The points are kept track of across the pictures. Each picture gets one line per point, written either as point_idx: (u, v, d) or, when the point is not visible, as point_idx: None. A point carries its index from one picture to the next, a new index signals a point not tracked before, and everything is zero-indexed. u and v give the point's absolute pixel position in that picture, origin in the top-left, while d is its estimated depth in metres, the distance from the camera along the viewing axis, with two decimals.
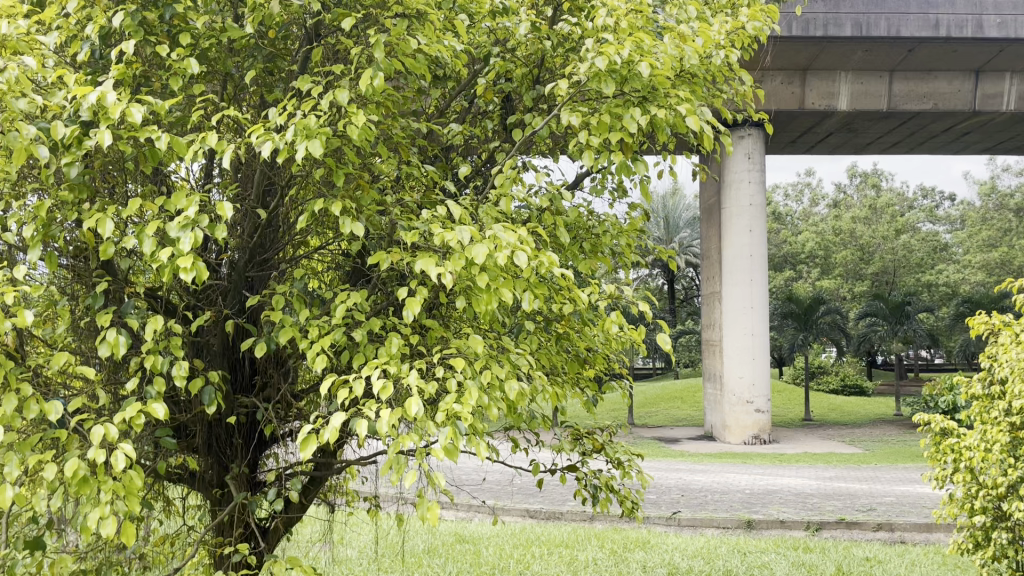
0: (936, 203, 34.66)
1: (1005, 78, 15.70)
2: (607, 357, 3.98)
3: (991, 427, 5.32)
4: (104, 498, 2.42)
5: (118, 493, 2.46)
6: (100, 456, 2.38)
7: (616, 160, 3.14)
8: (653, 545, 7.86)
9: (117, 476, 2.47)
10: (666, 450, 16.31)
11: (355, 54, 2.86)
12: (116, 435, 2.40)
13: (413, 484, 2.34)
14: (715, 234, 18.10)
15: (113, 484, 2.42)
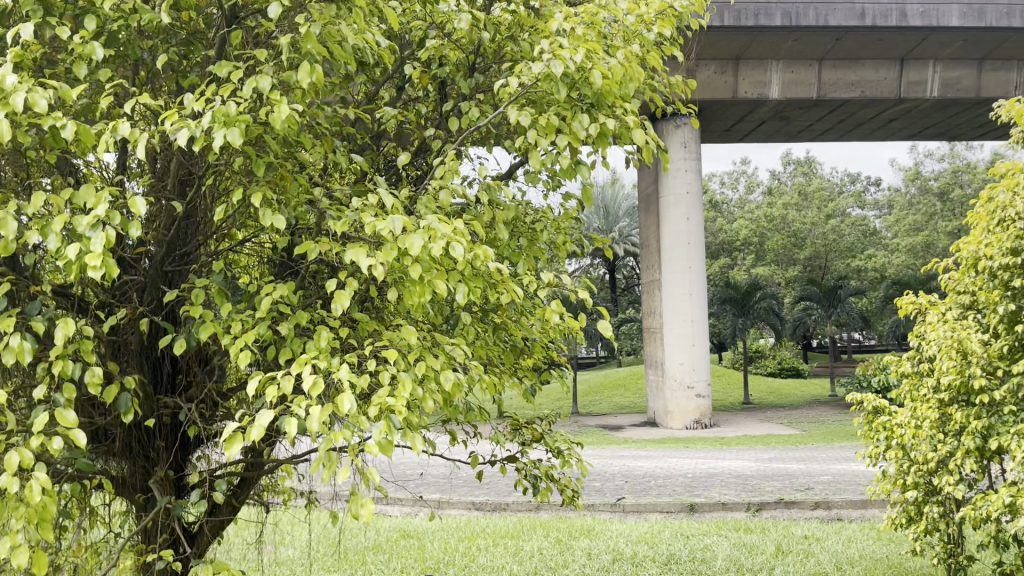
0: (863, 188, 35.67)
1: (928, 66, 16.13)
2: (544, 345, 3.97)
3: (921, 404, 5.50)
4: (14, 525, 2.23)
5: (29, 520, 2.24)
6: (10, 485, 2.19)
7: (561, 163, 3.06)
8: (598, 532, 7.87)
9: (28, 500, 2.27)
10: (610, 437, 16.40)
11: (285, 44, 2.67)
12: (28, 460, 2.22)
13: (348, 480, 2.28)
14: (652, 222, 18.29)
15: (25, 510, 2.21)
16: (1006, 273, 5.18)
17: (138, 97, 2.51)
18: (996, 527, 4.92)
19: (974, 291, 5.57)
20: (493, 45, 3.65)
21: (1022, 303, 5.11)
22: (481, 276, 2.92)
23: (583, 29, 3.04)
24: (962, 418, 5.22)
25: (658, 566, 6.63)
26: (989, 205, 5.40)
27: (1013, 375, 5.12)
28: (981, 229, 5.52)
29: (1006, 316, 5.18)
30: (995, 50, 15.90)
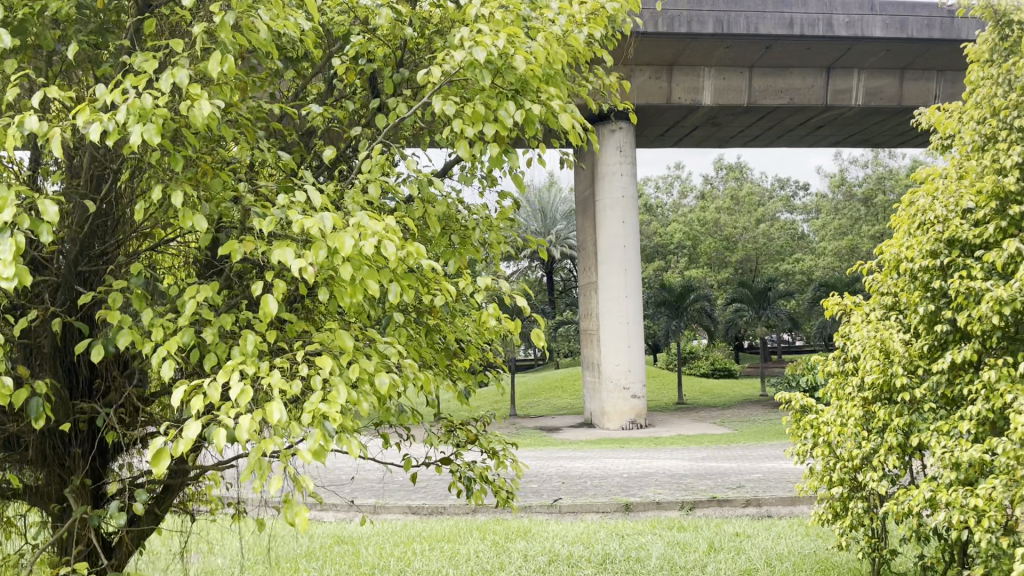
0: (792, 194, 36.63)
1: (853, 75, 16.64)
2: (480, 345, 3.93)
3: (847, 402, 5.64)
4: None
5: None
6: None
7: (490, 154, 3.05)
8: (534, 533, 7.87)
9: None
10: (547, 439, 16.45)
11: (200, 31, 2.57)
12: None
13: (280, 489, 2.23)
14: (589, 225, 18.44)
15: None
16: (926, 275, 5.34)
17: (47, 91, 2.38)
18: (917, 520, 5.07)
19: (896, 292, 5.75)
20: (422, 40, 3.61)
21: (941, 303, 5.28)
22: (413, 274, 2.87)
23: (502, 16, 3.07)
24: (885, 415, 5.36)
25: (593, 566, 6.66)
26: (910, 209, 5.56)
27: (932, 374, 5.30)
28: (903, 232, 5.67)
29: (925, 316, 5.35)
30: (916, 61, 16.52)
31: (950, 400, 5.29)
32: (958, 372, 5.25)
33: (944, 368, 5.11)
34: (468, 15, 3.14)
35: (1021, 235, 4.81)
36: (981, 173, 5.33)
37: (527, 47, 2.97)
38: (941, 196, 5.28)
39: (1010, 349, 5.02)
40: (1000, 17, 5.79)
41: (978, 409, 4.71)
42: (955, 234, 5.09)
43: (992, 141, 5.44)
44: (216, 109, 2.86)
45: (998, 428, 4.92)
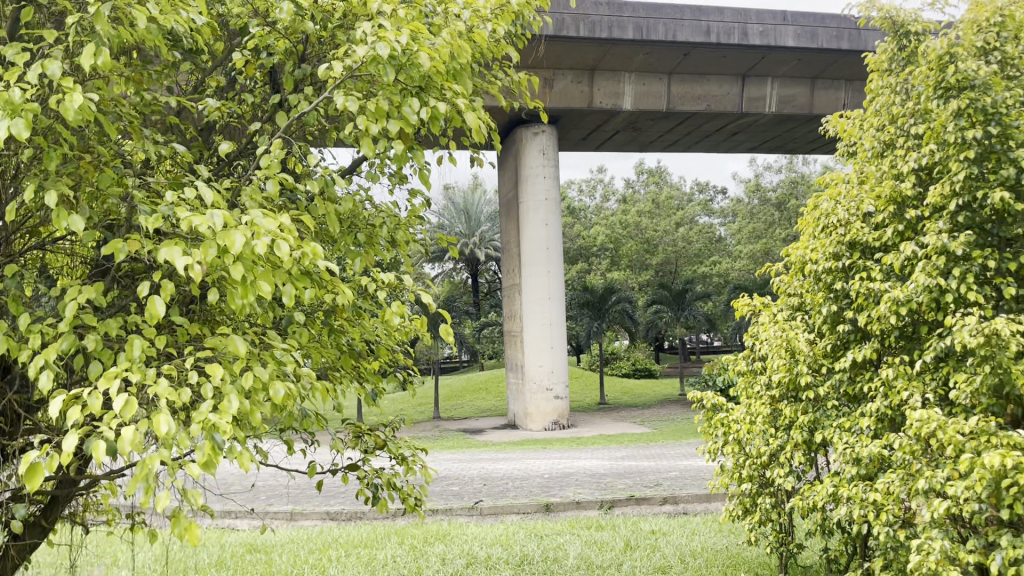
0: (710, 198, 37.47)
1: (767, 83, 17.13)
2: (389, 347, 3.85)
3: (755, 401, 5.76)
4: None
5: None
6: None
7: (392, 152, 2.99)
8: (453, 536, 7.80)
9: None
10: (469, 441, 16.37)
11: (78, 21, 2.45)
12: None
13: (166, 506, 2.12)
14: (512, 227, 18.47)
15: None
16: (829, 276, 5.50)
17: None
18: (821, 515, 5.22)
19: (802, 293, 5.91)
20: (325, 35, 3.53)
21: (843, 304, 5.45)
22: (311, 273, 2.78)
23: (405, 12, 3.04)
24: (791, 413, 5.50)
25: (512, 568, 6.64)
26: (814, 213, 5.72)
27: (835, 372, 5.47)
28: (808, 235, 5.84)
29: (829, 316, 5.50)
30: (825, 70, 17.10)
31: (852, 398, 5.46)
32: (860, 370, 5.42)
33: (846, 366, 5.27)
34: (370, 11, 3.08)
35: (916, 238, 4.99)
36: (880, 178, 5.53)
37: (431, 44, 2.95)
38: (843, 200, 5.44)
39: (907, 347, 5.21)
40: (899, 27, 5.82)
41: (877, 406, 4.86)
42: (856, 237, 5.26)
43: (890, 147, 5.64)
44: (99, 103, 2.73)
45: (896, 424, 5.09)
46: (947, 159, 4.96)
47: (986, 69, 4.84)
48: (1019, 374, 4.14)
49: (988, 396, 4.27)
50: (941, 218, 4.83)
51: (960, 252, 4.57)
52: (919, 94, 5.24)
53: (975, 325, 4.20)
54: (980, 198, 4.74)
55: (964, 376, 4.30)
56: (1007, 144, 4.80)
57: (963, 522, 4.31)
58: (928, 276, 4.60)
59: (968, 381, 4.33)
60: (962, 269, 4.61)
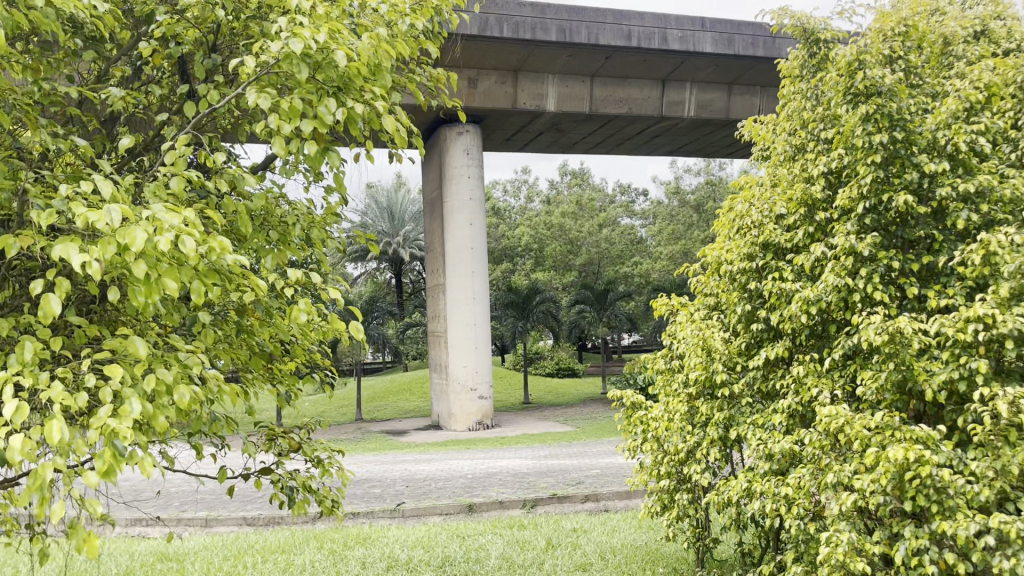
0: (632, 199, 38.04)
1: (685, 88, 17.49)
2: (304, 347, 3.75)
3: (673, 399, 5.85)
4: None
5: None
6: None
7: (306, 151, 2.90)
8: (373, 539, 7.69)
9: None
10: (391, 443, 16.19)
11: None
12: None
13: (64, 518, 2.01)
14: (436, 227, 18.37)
15: None
16: (743, 276, 5.63)
17: None
18: (736, 509, 5.33)
19: (717, 292, 6.04)
20: (237, 27, 3.42)
21: (757, 303, 5.58)
22: (220, 271, 2.67)
23: (323, 8, 2.96)
24: (707, 410, 5.60)
25: (434, 569, 6.58)
26: (729, 214, 5.85)
27: (749, 369, 5.60)
28: (724, 236, 5.96)
29: (743, 315, 5.63)
30: (741, 76, 17.56)
31: (766, 394, 5.59)
32: (773, 368, 5.56)
33: (759, 365, 5.40)
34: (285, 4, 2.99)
35: (826, 240, 5.13)
36: (791, 181, 5.67)
37: (350, 43, 2.88)
38: (757, 202, 5.57)
39: (817, 346, 5.37)
40: (809, 35, 5.97)
41: (789, 403, 4.99)
42: (769, 238, 5.39)
43: (801, 152, 5.82)
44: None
45: (807, 420, 5.24)
46: (855, 164, 5.12)
47: (891, 76, 5.00)
48: (921, 372, 4.30)
49: (892, 392, 4.43)
50: (849, 220, 4.98)
51: (867, 253, 4.72)
52: (829, 100, 5.39)
53: (881, 323, 4.34)
54: (885, 202, 4.91)
55: (870, 373, 4.46)
56: (910, 149, 4.97)
57: (869, 514, 4.45)
58: (837, 276, 4.74)
59: (874, 377, 4.48)
60: (869, 269, 4.76)
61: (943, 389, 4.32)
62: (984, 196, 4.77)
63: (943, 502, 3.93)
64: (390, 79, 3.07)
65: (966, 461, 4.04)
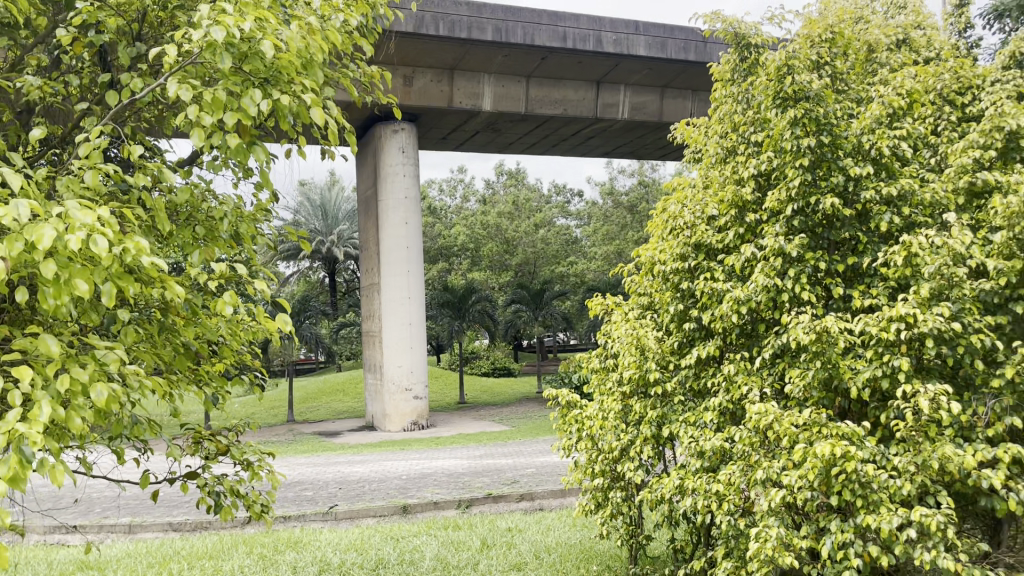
0: (568, 199, 38.27)
1: (620, 90, 17.67)
2: (233, 348, 3.64)
3: (608, 397, 5.88)
4: None
5: None
6: None
7: (231, 145, 2.81)
8: (304, 543, 7.54)
9: None
10: (323, 445, 15.93)
11: None
12: None
13: None
14: (371, 226, 18.17)
15: None
16: (676, 276, 5.70)
17: None
18: (668, 506, 5.39)
19: (651, 292, 6.11)
20: (161, 16, 3.30)
21: (689, 302, 5.65)
22: (139, 270, 2.56)
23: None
24: (641, 408, 5.65)
25: (367, 572, 6.48)
26: (663, 215, 5.91)
27: (681, 368, 5.67)
28: (657, 237, 6.03)
29: (676, 315, 5.70)
30: (674, 80, 17.83)
31: (697, 392, 5.67)
32: (704, 366, 5.65)
33: (691, 363, 5.46)
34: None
35: (756, 241, 5.23)
36: (722, 183, 5.76)
37: (278, 34, 2.80)
38: (689, 204, 5.65)
39: (747, 345, 5.47)
40: (740, 39, 6.10)
41: (721, 401, 5.06)
42: (701, 239, 5.48)
43: (732, 154, 5.92)
44: None
45: (738, 417, 5.33)
46: (783, 167, 5.23)
47: (818, 82, 5.13)
48: (846, 370, 4.41)
49: (818, 390, 4.54)
50: (779, 222, 5.08)
51: (796, 254, 4.83)
52: (759, 104, 5.50)
53: (808, 323, 4.44)
54: (813, 204, 5.02)
55: (798, 371, 4.56)
56: (836, 153, 5.10)
57: (797, 509, 4.54)
58: (767, 276, 4.82)
59: (801, 375, 4.58)
60: (797, 270, 4.87)
61: (867, 387, 4.44)
62: (905, 198, 4.93)
63: (867, 496, 4.03)
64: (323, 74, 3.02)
65: (889, 456, 4.15)
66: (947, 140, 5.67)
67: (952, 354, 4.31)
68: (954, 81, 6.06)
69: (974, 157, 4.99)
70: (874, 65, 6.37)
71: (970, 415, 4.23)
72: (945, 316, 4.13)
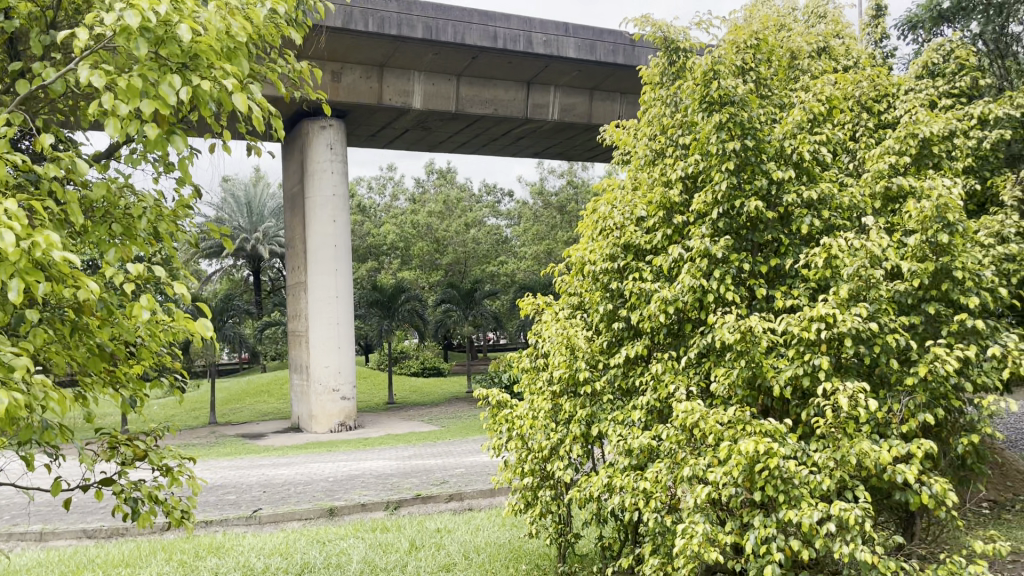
0: (498, 199, 38.30)
1: (550, 91, 17.77)
2: (153, 350, 3.50)
3: (537, 397, 5.88)
4: None
5: None
6: None
7: (148, 136, 2.69)
8: (227, 549, 7.33)
9: None
10: (247, 447, 15.55)
11: None
12: None
13: None
14: (297, 223, 17.83)
15: None
16: (606, 276, 5.74)
17: None
18: (597, 505, 5.42)
19: (581, 292, 6.15)
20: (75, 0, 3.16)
21: (618, 302, 5.71)
22: (47, 268, 2.43)
23: None
24: (570, 407, 5.67)
25: None
26: (593, 216, 5.96)
27: (610, 367, 5.72)
28: (588, 237, 6.06)
29: (605, 314, 5.74)
30: (603, 82, 18.02)
31: (626, 391, 5.72)
32: (633, 365, 5.72)
33: (620, 362, 5.51)
34: None
35: (683, 242, 5.32)
36: (651, 185, 5.83)
37: (197, 20, 2.71)
38: (620, 204, 5.71)
39: (674, 344, 5.56)
40: (670, 43, 6.19)
41: (648, 399, 5.12)
42: (630, 240, 5.54)
43: (661, 156, 5.99)
44: None
45: (665, 415, 5.40)
46: (710, 169, 5.32)
47: (743, 87, 5.24)
48: (768, 369, 4.51)
49: (742, 388, 4.63)
50: (705, 224, 5.16)
51: (721, 255, 4.92)
52: (687, 107, 5.58)
53: (733, 322, 4.53)
54: (737, 207, 5.12)
55: (724, 370, 4.64)
56: (760, 157, 5.21)
57: (722, 506, 4.62)
58: (693, 277, 4.89)
59: (726, 374, 4.67)
60: (722, 271, 4.96)
61: (789, 385, 4.55)
62: (825, 202, 5.08)
63: (789, 492, 4.14)
64: (247, 65, 2.97)
65: (810, 452, 4.26)
66: (865, 146, 5.86)
67: (869, 353, 4.46)
68: (872, 89, 6.27)
69: (889, 163, 5.18)
70: (797, 72, 6.54)
71: (886, 412, 4.39)
72: (862, 317, 4.26)
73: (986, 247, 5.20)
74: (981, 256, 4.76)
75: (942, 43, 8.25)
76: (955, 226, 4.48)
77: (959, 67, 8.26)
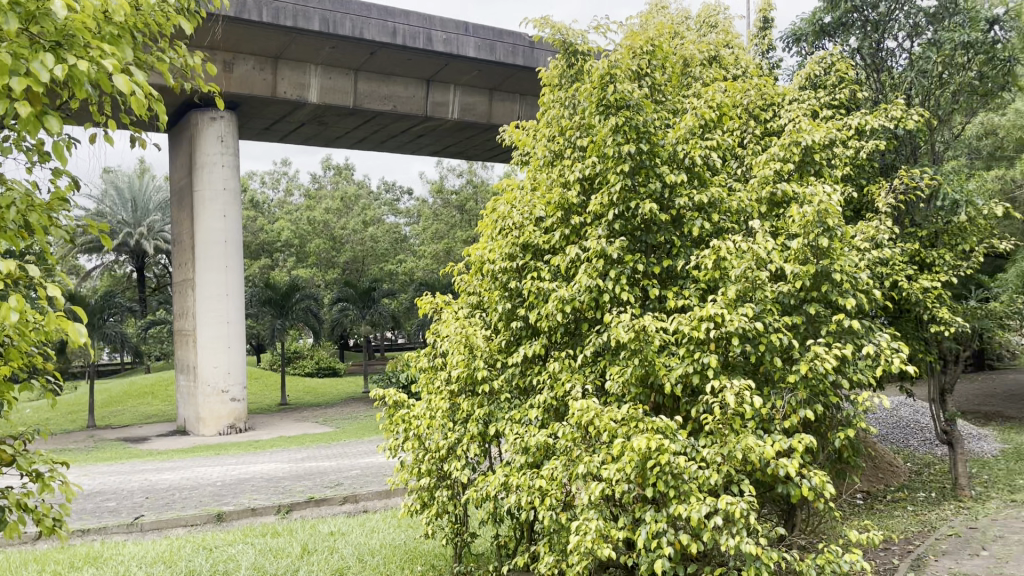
0: (397, 197, 37.92)
1: (449, 90, 17.71)
2: (23, 349, 3.26)
3: (435, 396, 5.83)
4: None
5: None
6: None
7: (17, 117, 2.51)
8: (105, 558, 6.95)
9: None
10: (129, 451, 14.84)
11: None
12: None
13: None
14: (184, 218, 17.15)
15: None
16: (505, 275, 5.76)
17: None
18: (493, 504, 5.42)
19: (480, 291, 6.15)
20: None
21: (517, 302, 5.73)
22: None
23: None
24: (468, 406, 5.65)
25: None
26: (493, 215, 5.96)
27: (508, 366, 5.73)
28: (487, 237, 6.06)
29: (504, 314, 5.76)
30: (502, 83, 18.09)
31: (523, 390, 5.75)
32: (530, 364, 5.75)
33: (517, 361, 5.54)
34: None
35: (579, 242, 5.39)
36: (549, 185, 5.88)
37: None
38: (518, 204, 5.74)
39: (570, 343, 5.62)
40: (568, 46, 6.26)
41: (545, 397, 5.16)
42: (528, 239, 5.58)
43: (559, 157, 6.06)
44: None
45: (561, 414, 5.46)
46: (606, 172, 5.41)
47: (638, 92, 5.36)
48: (661, 367, 4.62)
49: (635, 386, 4.73)
50: (601, 225, 5.24)
51: (617, 256, 5.01)
52: (584, 110, 5.66)
53: (627, 322, 4.62)
54: (632, 209, 5.22)
55: (618, 368, 4.73)
56: (654, 161, 5.34)
57: (615, 502, 4.68)
58: (590, 277, 4.95)
59: (620, 372, 4.76)
60: (617, 271, 5.06)
61: (679, 383, 4.68)
62: (715, 206, 5.25)
63: (679, 487, 4.24)
64: (131, 51, 2.82)
65: (698, 448, 4.39)
66: (752, 153, 6.09)
67: (755, 352, 4.63)
68: (759, 98, 6.53)
69: (774, 170, 5.40)
70: (690, 79, 6.73)
71: (769, 409, 4.57)
72: (748, 316, 4.43)
73: (862, 252, 5.49)
74: (857, 259, 5.02)
75: (823, 56, 8.66)
76: (834, 231, 4.71)
77: (839, 80, 8.70)
